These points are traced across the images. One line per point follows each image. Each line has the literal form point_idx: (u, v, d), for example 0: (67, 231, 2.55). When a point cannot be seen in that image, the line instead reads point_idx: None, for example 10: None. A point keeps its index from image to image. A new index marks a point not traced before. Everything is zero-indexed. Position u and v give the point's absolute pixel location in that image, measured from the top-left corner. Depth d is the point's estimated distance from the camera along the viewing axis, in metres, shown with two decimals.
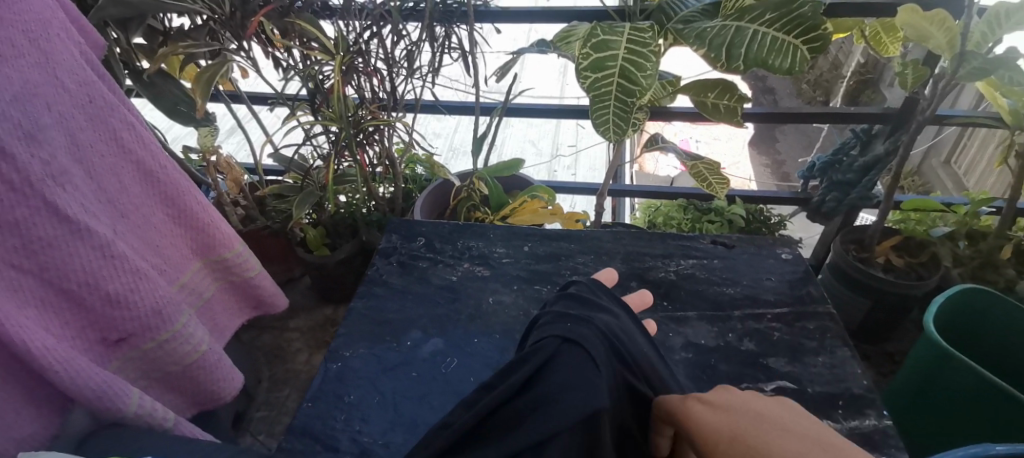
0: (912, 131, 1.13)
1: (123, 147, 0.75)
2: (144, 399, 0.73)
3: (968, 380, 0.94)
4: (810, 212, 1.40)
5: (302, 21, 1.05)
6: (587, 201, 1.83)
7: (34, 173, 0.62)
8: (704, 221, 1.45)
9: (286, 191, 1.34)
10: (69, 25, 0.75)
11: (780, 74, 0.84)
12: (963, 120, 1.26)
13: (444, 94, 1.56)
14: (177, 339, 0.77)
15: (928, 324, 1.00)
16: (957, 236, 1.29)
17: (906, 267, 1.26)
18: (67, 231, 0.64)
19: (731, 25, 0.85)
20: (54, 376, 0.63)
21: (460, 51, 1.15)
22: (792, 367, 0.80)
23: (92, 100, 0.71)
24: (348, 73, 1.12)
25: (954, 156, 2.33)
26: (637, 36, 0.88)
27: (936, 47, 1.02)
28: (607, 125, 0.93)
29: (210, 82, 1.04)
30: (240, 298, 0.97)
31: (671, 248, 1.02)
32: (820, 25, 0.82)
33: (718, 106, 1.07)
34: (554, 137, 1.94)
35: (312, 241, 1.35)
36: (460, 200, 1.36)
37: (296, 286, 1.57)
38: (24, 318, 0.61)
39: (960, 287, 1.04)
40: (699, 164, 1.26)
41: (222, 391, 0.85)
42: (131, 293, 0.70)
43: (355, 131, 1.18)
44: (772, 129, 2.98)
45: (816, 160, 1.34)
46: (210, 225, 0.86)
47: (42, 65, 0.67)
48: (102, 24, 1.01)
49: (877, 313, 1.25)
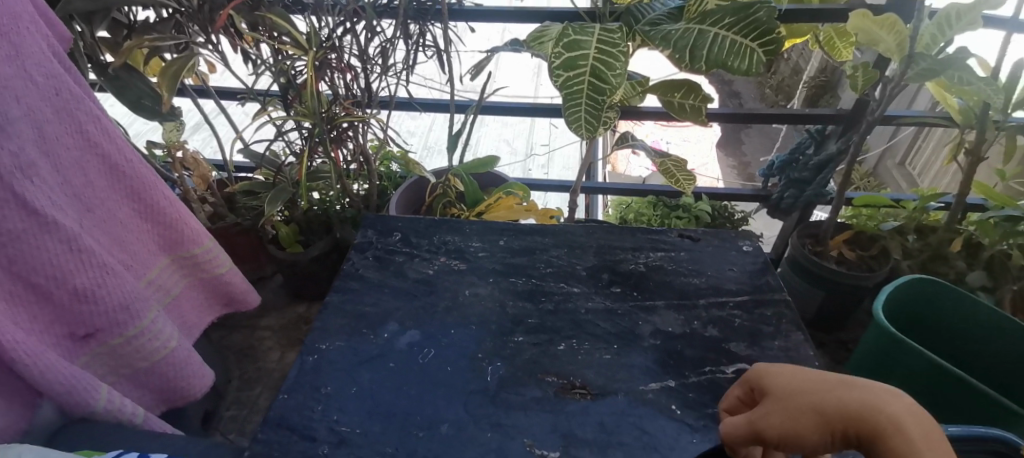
0: (863, 130, 1.19)
1: (91, 142, 0.75)
2: (113, 395, 0.73)
3: (918, 364, 0.99)
4: (770, 208, 1.45)
5: (274, 15, 1.05)
6: (561, 199, 1.86)
7: (3, 165, 0.62)
8: (671, 218, 1.49)
9: (256, 187, 1.33)
10: (36, 16, 0.74)
11: (739, 74, 0.89)
12: (913, 120, 1.34)
13: (419, 93, 1.57)
14: (145, 335, 0.77)
15: (879, 313, 1.05)
16: (907, 230, 1.36)
17: (856, 260, 1.34)
18: (35, 224, 0.64)
19: (695, 28, 0.89)
20: (20, 370, 0.63)
21: (435, 49, 1.17)
22: (752, 352, 0.84)
23: (59, 94, 0.71)
24: (320, 69, 1.13)
25: (907, 158, 2.44)
26: (606, 36, 0.92)
27: (885, 51, 1.08)
28: (578, 122, 0.96)
29: (177, 75, 1.04)
30: (211, 295, 0.97)
31: (640, 241, 1.06)
32: (774, 29, 0.87)
33: (684, 106, 1.12)
34: (529, 137, 1.97)
35: (284, 239, 1.34)
36: (435, 197, 1.38)
37: (267, 284, 1.56)
38: None
39: (907, 277, 1.10)
40: (667, 161, 1.30)
41: (192, 387, 0.85)
42: (99, 288, 0.70)
43: (329, 126, 1.19)
44: (739, 130, 3.06)
45: (775, 159, 1.40)
46: (178, 220, 0.87)
47: (11, 56, 0.66)
48: (66, 16, 1.00)
49: (833, 304, 1.31)
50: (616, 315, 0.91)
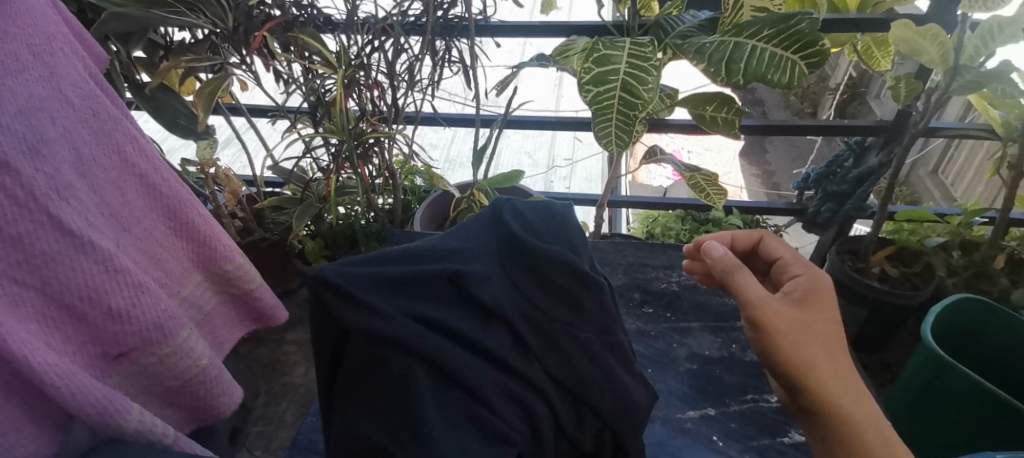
0: (906, 143, 1.15)
1: (127, 161, 0.75)
2: (145, 415, 0.72)
3: (966, 389, 0.94)
4: (807, 223, 1.42)
5: (305, 35, 1.06)
6: (584, 212, 1.83)
7: (38, 187, 0.62)
8: (701, 232, 1.46)
9: (285, 203, 1.34)
10: (72, 38, 0.75)
11: (778, 89, 0.85)
12: (954, 132, 1.29)
13: (442, 106, 1.56)
14: (178, 353, 0.76)
15: (927, 333, 1.00)
16: (951, 246, 1.31)
17: (900, 277, 1.27)
18: (71, 245, 0.64)
19: (731, 41, 0.87)
20: (52, 392, 0.62)
21: (460, 64, 1.17)
22: None
23: (96, 115, 0.72)
24: (349, 86, 1.13)
25: (941, 167, 2.35)
26: (637, 51, 0.90)
27: (928, 62, 1.04)
28: (607, 137, 0.94)
29: (212, 96, 1.05)
30: (240, 311, 0.97)
31: (672, 259, 1.05)
32: (819, 41, 0.83)
33: (716, 119, 1.09)
34: (550, 149, 1.95)
35: (311, 253, 1.34)
36: (460, 211, 1.37)
37: (292, 298, 1.56)
38: (24, 332, 0.61)
39: (958, 296, 1.05)
40: (697, 176, 1.27)
41: (222, 405, 0.84)
42: (134, 308, 0.70)
43: (357, 143, 1.19)
44: (763, 140, 2.99)
45: (811, 172, 1.36)
46: (211, 238, 0.86)
47: (47, 78, 0.67)
48: (102, 37, 1.01)
49: (875, 323, 1.26)
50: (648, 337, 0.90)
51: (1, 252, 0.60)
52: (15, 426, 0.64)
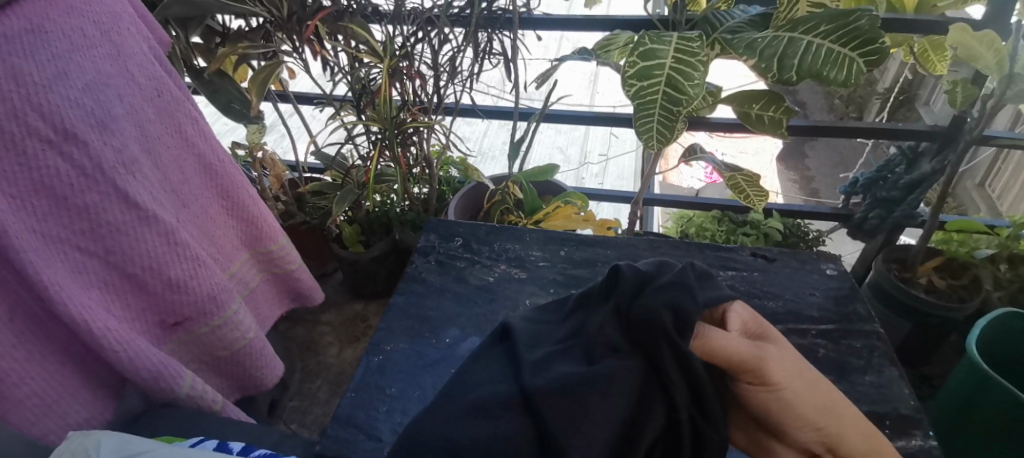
0: (960, 150, 1.12)
1: (186, 139, 0.78)
2: (195, 382, 0.75)
3: (1010, 407, 0.91)
4: (851, 229, 1.39)
5: (354, 25, 1.08)
6: (617, 209, 1.83)
7: (105, 160, 0.64)
8: (738, 234, 1.43)
9: (326, 188, 1.37)
10: (136, 18, 0.77)
11: (835, 85, 0.84)
12: (1008, 142, 1.25)
13: (480, 99, 1.57)
14: (227, 325, 0.79)
15: (972, 346, 0.97)
16: (999, 259, 1.27)
17: (947, 289, 1.24)
18: (135, 217, 0.67)
19: (783, 36, 0.86)
20: (112, 356, 0.65)
21: (502, 57, 1.17)
22: (838, 385, 0.81)
23: (158, 94, 0.74)
24: (393, 76, 1.15)
25: (988, 179, 2.27)
26: (685, 45, 0.89)
27: (984, 68, 1.00)
28: (650, 133, 0.93)
29: (266, 82, 1.08)
30: (282, 289, 0.99)
31: (710, 259, 1.04)
32: (878, 38, 0.81)
33: (763, 117, 1.07)
34: (584, 145, 1.94)
35: (347, 238, 1.37)
36: (494, 203, 1.37)
37: (328, 281, 1.60)
38: (88, 298, 0.64)
39: (1003, 312, 1.02)
40: (737, 176, 1.26)
41: (265, 377, 0.87)
42: (190, 279, 0.73)
43: (398, 131, 1.21)
44: (802, 144, 2.92)
45: (859, 176, 1.33)
46: (258, 218, 0.89)
47: (114, 56, 0.70)
48: (163, 21, 1.05)
49: (917, 335, 1.23)
50: None
51: (68, 221, 0.63)
52: (76, 388, 0.68)
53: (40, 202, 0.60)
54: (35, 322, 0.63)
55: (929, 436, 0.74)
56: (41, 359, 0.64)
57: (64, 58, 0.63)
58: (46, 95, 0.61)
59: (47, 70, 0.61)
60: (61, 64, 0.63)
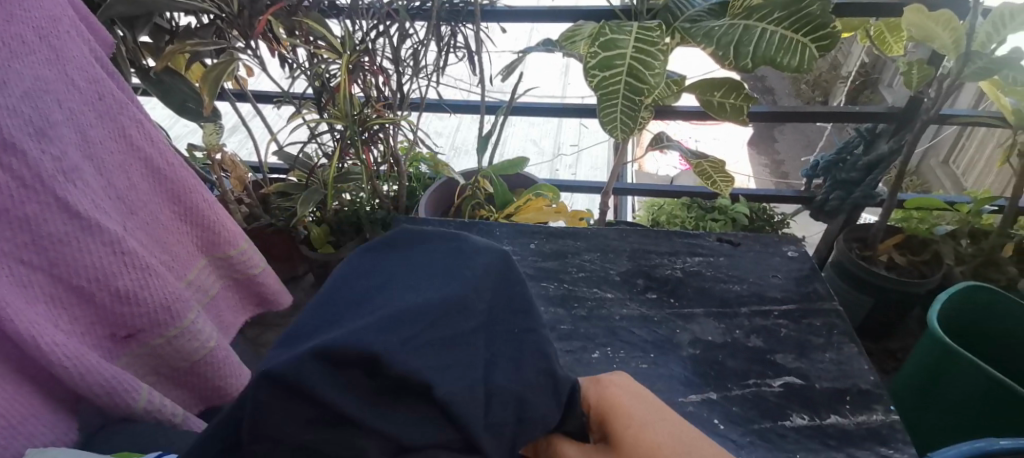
0: (917, 130, 1.14)
1: (132, 144, 0.76)
2: (153, 395, 0.73)
3: (969, 376, 0.94)
4: (815, 210, 1.42)
5: (310, 20, 1.06)
6: (590, 199, 1.83)
7: (44, 169, 0.62)
8: (707, 220, 1.45)
9: (291, 188, 1.35)
10: (76, 20, 0.75)
11: (788, 72, 0.85)
12: (965, 120, 1.28)
13: (448, 93, 1.56)
14: (185, 335, 0.77)
15: (933, 319, 1.00)
16: (960, 235, 1.30)
17: (908, 265, 1.27)
18: (78, 227, 0.64)
19: (740, 24, 0.86)
20: (61, 372, 0.63)
21: (466, 50, 1.16)
22: (801, 364, 0.82)
23: (101, 98, 0.72)
24: (354, 72, 1.13)
25: (952, 156, 2.32)
26: (644, 35, 0.89)
27: (941, 48, 1.03)
28: (613, 123, 0.94)
29: (218, 80, 1.06)
30: (243, 295, 0.98)
31: (676, 246, 1.04)
32: (830, 23, 0.82)
33: (724, 105, 1.08)
34: (556, 136, 1.95)
35: (316, 239, 1.35)
36: (464, 199, 1.36)
37: (299, 283, 1.58)
38: (32, 313, 0.62)
39: (964, 284, 1.04)
40: (704, 162, 1.27)
41: (229, 386, 0.85)
42: (142, 290, 0.71)
43: (361, 129, 1.19)
44: (772, 128, 2.96)
45: (820, 159, 1.36)
46: (216, 223, 0.87)
47: (52, 61, 0.68)
48: (109, 22, 1.01)
49: (882, 312, 1.26)
50: (651, 323, 0.90)
51: (8, 233, 0.61)
52: (31, 409, 0.65)
53: None
54: None
55: (889, 411, 0.76)
56: None
57: (1, 67, 0.63)
58: None
59: None
60: None
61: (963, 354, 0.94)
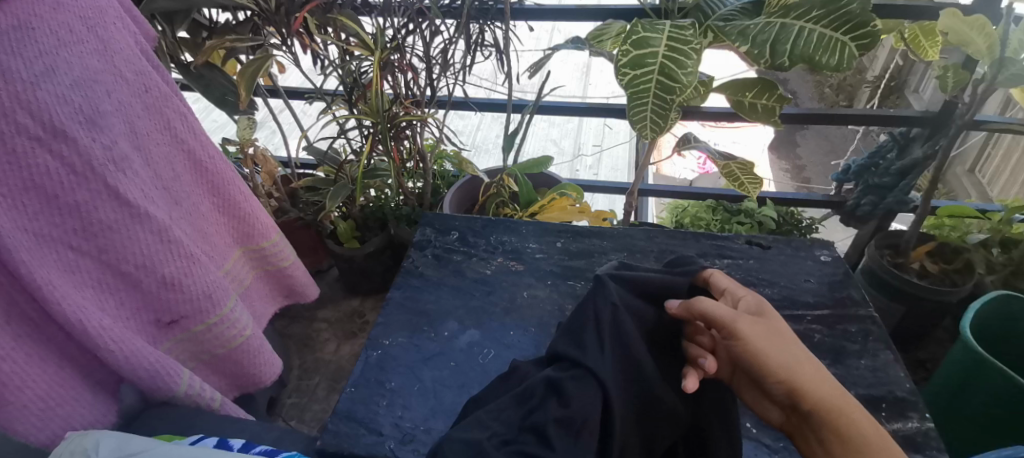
0: (951, 135, 1.13)
1: (175, 135, 0.78)
2: (193, 380, 0.75)
3: (1002, 386, 0.92)
4: (844, 215, 1.41)
5: (344, 16, 1.07)
6: (611, 200, 1.83)
7: (95, 157, 0.64)
8: (733, 223, 1.44)
9: (319, 183, 1.36)
10: (122, 13, 0.76)
11: (828, 70, 0.84)
12: (1000, 126, 1.25)
13: (472, 91, 1.57)
14: (223, 323, 0.79)
15: (965, 328, 0.98)
16: (991, 244, 1.28)
17: (939, 273, 1.25)
18: (126, 215, 0.66)
19: (776, 22, 0.86)
20: (108, 356, 0.65)
21: (494, 48, 1.17)
22: (834, 369, 0.82)
23: (147, 89, 0.74)
24: (385, 68, 1.14)
25: (978, 164, 2.28)
26: (678, 33, 0.89)
27: (975, 53, 1.01)
28: (644, 123, 0.94)
29: (254, 75, 1.08)
30: (274, 286, 1.00)
31: (705, 248, 1.04)
32: (870, 21, 0.82)
33: (756, 106, 1.08)
34: (577, 137, 1.95)
35: (343, 234, 1.38)
36: (489, 196, 1.37)
37: (324, 277, 1.60)
38: (81, 298, 0.64)
39: (998, 293, 1.03)
40: (732, 164, 1.26)
41: (263, 374, 0.87)
42: (184, 277, 0.73)
43: (391, 125, 1.21)
44: (793, 133, 2.92)
45: (852, 163, 1.35)
46: (251, 215, 0.89)
47: (101, 52, 0.69)
48: (149, 16, 1.04)
49: (910, 319, 1.24)
50: None
51: (59, 219, 0.62)
52: (75, 391, 0.67)
53: (31, 200, 0.60)
54: (28, 323, 0.62)
55: (923, 418, 0.76)
56: (38, 364, 0.63)
57: (51, 55, 0.63)
58: (34, 92, 0.60)
59: (34, 67, 0.61)
60: (49, 61, 0.62)
61: (997, 364, 0.92)
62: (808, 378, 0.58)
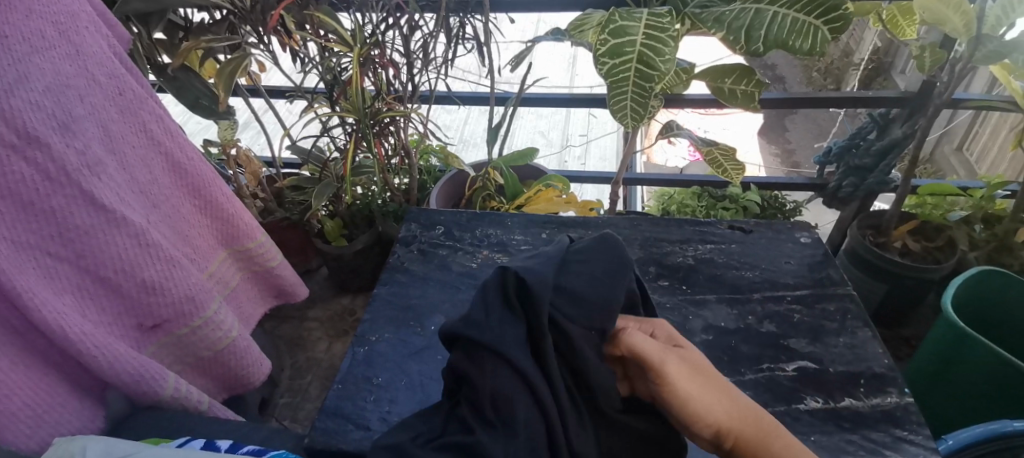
0: (930, 114, 1.13)
1: (152, 138, 0.77)
2: (179, 382, 0.75)
3: (984, 360, 0.93)
4: (828, 198, 1.42)
5: (321, 14, 1.06)
6: (599, 190, 1.83)
7: (69, 163, 0.63)
8: (718, 208, 1.44)
9: (304, 182, 1.36)
10: (95, 17, 0.76)
11: (800, 56, 0.84)
12: (979, 104, 1.26)
13: (456, 86, 1.56)
14: (208, 325, 0.79)
15: (947, 304, 0.99)
16: (973, 220, 1.29)
17: (922, 251, 1.26)
18: (104, 220, 0.66)
19: (751, 8, 0.87)
20: (91, 362, 0.65)
21: (474, 41, 1.16)
22: (815, 348, 0.83)
23: (121, 93, 0.73)
24: (365, 65, 1.13)
25: (965, 143, 2.29)
26: (655, 22, 0.89)
27: (952, 32, 1.01)
28: (623, 111, 0.94)
29: (232, 76, 1.07)
30: (262, 287, 0.99)
31: (688, 234, 1.04)
32: (842, 5, 0.83)
33: (735, 92, 1.08)
34: (564, 128, 1.95)
35: (329, 232, 1.37)
36: (475, 190, 1.37)
37: (313, 276, 1.59)
38: (61, 304, 0.63)
39: (976, 270, 1.04)
40: (714, 150, 1.26)
41: (251, 375, 0.87)
42: (166, 281, 0.73)
43: (373, 122, 1.20)
44: (781, 118, 2.94)
45: (833, 145, 1.35)
46: (234, 216, 0.89)
47: (73, 56, 0.68)
48: (124, 19, 1.03)
49: (894, 298, 1.26)
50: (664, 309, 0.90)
51: (36, 226, 0.62)
52: (60, 399, 0.67)
53: (6, 207, 0.59)
54: (9, 333, 0.62)
55: (904, 393, 0.77)
56: (21, 373, 0.63)
57: (23, 62, 0.62)
58: (6, 99, 0.59)
59: (7, 75, 0.60)
60: (20, 68, 0.62)
61: (977, 337, 0.94)
62: (724, 413, 0.57)
